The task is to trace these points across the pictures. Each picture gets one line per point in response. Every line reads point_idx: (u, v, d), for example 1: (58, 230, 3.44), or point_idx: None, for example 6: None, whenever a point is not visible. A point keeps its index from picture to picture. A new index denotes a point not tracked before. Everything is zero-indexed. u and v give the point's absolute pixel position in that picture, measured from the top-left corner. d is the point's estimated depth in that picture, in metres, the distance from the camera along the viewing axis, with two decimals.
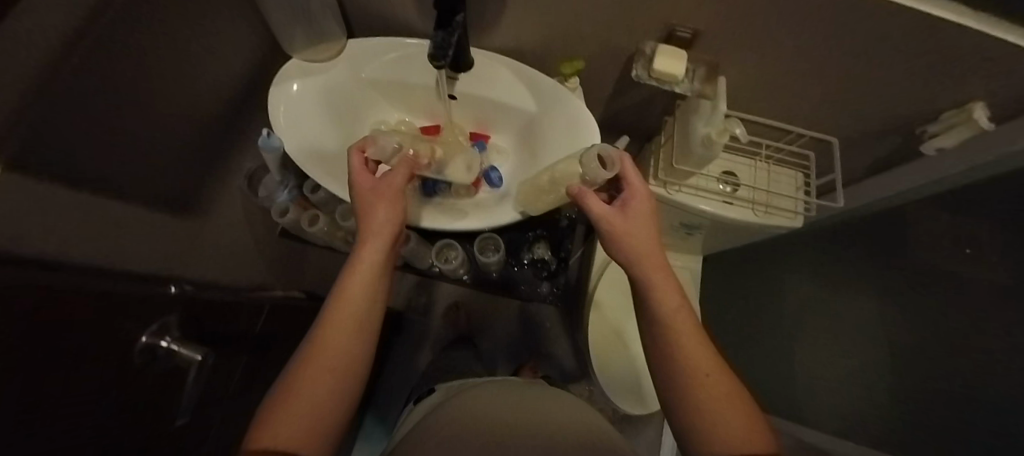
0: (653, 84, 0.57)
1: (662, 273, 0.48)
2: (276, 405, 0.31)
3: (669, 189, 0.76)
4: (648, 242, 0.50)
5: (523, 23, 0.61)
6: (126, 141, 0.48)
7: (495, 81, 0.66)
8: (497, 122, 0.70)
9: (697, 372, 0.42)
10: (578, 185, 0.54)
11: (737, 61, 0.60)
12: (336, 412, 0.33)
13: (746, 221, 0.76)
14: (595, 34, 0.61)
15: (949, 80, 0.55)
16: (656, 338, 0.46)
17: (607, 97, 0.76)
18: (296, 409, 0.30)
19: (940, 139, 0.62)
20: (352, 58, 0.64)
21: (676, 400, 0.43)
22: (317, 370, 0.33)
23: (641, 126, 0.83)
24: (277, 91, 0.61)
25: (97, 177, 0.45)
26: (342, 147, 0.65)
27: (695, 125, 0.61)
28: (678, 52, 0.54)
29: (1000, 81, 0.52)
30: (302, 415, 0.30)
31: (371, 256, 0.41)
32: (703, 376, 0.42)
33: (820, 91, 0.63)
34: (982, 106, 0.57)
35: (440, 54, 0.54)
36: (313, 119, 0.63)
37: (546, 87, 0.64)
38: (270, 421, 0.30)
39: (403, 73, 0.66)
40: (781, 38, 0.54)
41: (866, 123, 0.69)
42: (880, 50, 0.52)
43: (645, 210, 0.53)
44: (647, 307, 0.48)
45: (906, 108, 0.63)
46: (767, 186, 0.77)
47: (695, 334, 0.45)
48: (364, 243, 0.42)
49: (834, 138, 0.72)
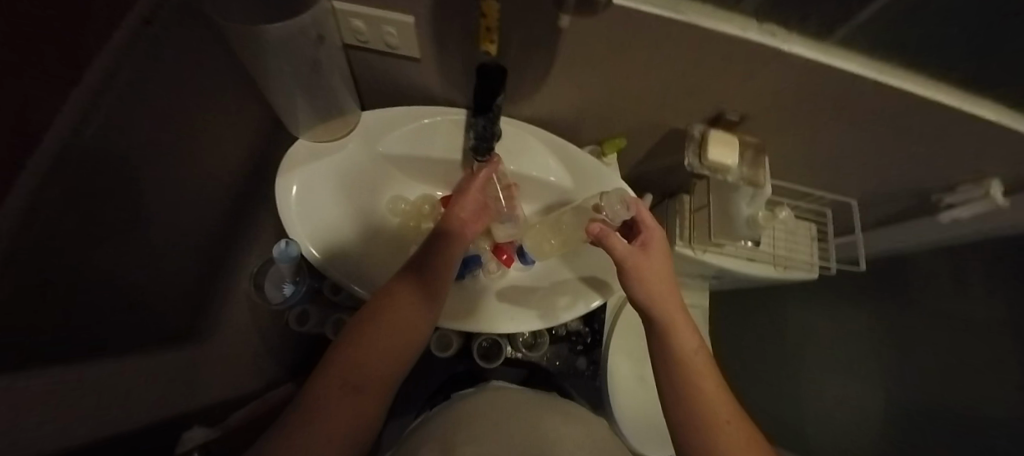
0: (705, 172, 0.57)
1: (679, 314, 0.48)
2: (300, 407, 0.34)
3: (696, 250, 0.72)
4: (662, 282, 0.48)
5: (566, 96, 0.57)
6: (129, 257, 0.40)
7: (529, 155, 0.60)
8: (529, 195, 0.64)
9: (717, 419, 0.40)
10: (599, 223, 0.49)
11: (775, 136, 0.61)
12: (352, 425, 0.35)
13: (768, 276, 0.75)
14: (636, 109, 0.59)
15: (968, 156, 0.58)
16: (672, 378, 0.44)
17: (636, 161, 0.74)
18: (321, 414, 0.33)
19: (958, 211, 0.66)
20: (371, 132, 0.57)
21: (698, 444, 0.39)
22: (337, 383, 0.35)
23: (665, 184, 0.82)
24: (282, 182, 0.51)
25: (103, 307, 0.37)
26: (361, 235, 0.56)
27: (737, 203, 0.60)
28: (730, 142, 0.56)
29: (1012, 157, 0.57)
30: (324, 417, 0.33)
31: (402, 294, 0.42)
32: (724, 422, 0.40)
33: (848, 162, 0.65)
34: (998, 183, 0.61)
35: (482, 146, 0.54)
36: (327, 207, 0.54)
37: (589, 164, 0.60)
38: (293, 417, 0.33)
39: (425, 146, 0.59)
40: (826, 119, 0.55)
41: (882, 189, 0.72)
42: (910, 129, 0.54)
43: (663, 253, 0.51)
44: (666, 349, 0.46)
45: (926, 177, 0.67)
46: (784, 240, 0.76)
47: (711, 376, 0.44)
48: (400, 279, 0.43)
49: (853, 199, 0.74)
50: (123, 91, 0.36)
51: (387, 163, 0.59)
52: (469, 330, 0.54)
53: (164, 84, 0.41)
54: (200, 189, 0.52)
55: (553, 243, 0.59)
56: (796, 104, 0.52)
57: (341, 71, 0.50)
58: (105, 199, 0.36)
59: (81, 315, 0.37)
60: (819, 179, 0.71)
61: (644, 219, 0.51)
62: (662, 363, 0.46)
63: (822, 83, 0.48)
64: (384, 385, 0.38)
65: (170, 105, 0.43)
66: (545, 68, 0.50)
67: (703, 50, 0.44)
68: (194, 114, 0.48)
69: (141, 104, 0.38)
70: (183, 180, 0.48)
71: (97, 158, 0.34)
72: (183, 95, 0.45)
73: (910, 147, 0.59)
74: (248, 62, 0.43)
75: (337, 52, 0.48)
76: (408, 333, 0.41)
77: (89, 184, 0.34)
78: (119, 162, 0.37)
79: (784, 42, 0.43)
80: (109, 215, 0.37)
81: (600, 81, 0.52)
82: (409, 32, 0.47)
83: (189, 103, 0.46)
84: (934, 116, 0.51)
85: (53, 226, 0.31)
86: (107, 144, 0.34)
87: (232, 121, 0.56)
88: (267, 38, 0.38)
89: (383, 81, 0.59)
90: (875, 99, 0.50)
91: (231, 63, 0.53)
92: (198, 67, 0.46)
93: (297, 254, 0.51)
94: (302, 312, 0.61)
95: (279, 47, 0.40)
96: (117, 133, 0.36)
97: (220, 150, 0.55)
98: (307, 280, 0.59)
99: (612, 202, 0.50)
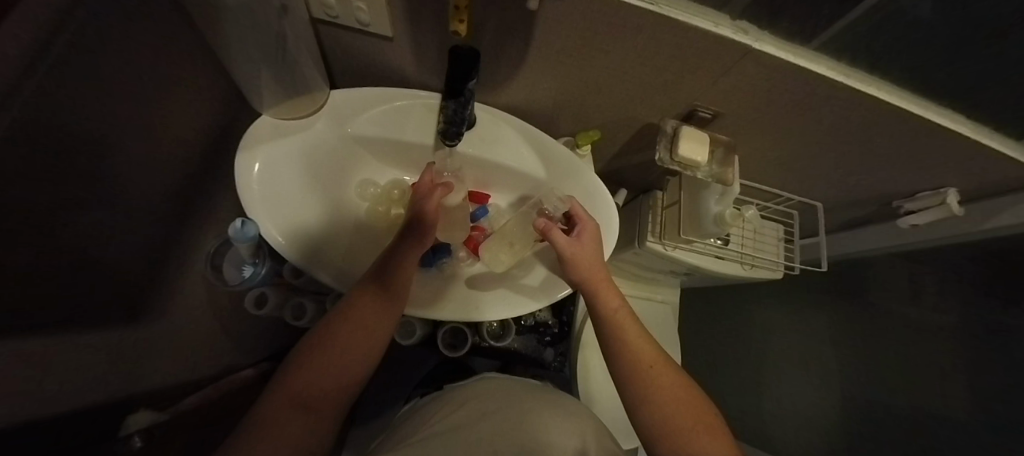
0: (676, 167, 0.58)
1: (605, 284, 0.52)
2: (250, 421, 0.36)
3: (666, 246, 0.74)
4: (594, 267, 0.52)
5: (539, 85, 0.56)
6: (59, 231, 0.38)
7: (503, 144, 0.59)
8: (502, 183, 0.63)
9: (641, 364, 0.47)
10: (543, 218, 0.52)
11: (745, 137, 0.62)
12: (306, 438, 0.37)
13: (734, 274, 0.77)
14: (612, 103, 0.59)
15: (925, 166, 0.61)
16: (607, 339, 0.50)
17: (612, 154, 0.75)
18: (268, 430, 0.35)
19: (917, 217, 0.69)
20: (338, 111, 0.54)
21: (630, 390, 0.46)
22: (283, 395, 0.37)
23: (640, 179, 0.84)
24: (243, 160, 0.48)
25: (29, 283, 0.35)
26: (327, 219, 0.54)
27: (706, 201, 0.62)
28: (701, 139, 0.57)
29: (966, 169, 0.59)
30: (273, 438, 0.35)
31: (360, 303, 0.42)
32: (646, 368, 0.47)
33: (813, 165, 0.67)
34: (953, 192, 0.64)
35: (452, 131, 0.54)
36: (290, 189, 0.51)
37: (561, 156, 0.59)
38: (242, 432, 0.36)
39: (396, 130, 0.57)
40: (794, 122, 0.56)
41: (845, 193, 0.74)
42: (872, 136, 0.56)
43: (596, 236, 0.54)
44: (600, 319, 0.51)
45: (891, 187, 0.69)
46: (752, 243, 0.78)
47: (639, 331, 0.50)
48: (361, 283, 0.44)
49: (817, 202, 0.77)
50: (61, 55, 0.33)
51: (357, 144, 0.58)
52: (443, 318, 0.53)
53: (103, 49, 0.37)
54: (152, 162, 0.50)
55: (510, 255, 0.57)
56: (767, 105, 0.53)
57: (306, 46, 0.48)
58: (46, 167, 0.34)
59: (26, 293, 0.35)
60: (785, 180, 0.74)
61: (579, 213, 0.54)
62: (597, 326, 0.52)
63: (795, 85, 0.48)
64: (339, 394, 0.40)
65: (110, 71, 0.39)
66: (519, 56, 0.49)
67: (680, 45, 0.44)
68: (143, 84, 0.45)
69: (81, 68, 0.35)
70: (129, 151, 0.45)
71: (36, 126, 0.32)
72: (127, 62, 0.41)
73: (870, 155, 0.61)
74: (205, 28, 0.39)
75: (304, 26, 0.45)
76: (362, 345, 0.41)
77: (28, 153, 0.32)
78: (57, 130, 0.34)
79: (755, 39, 0.42)
80: (50, 189, 0.35)
81: (578, 72, 0.52)
82: (380, 8, 0.44)
83: (133, 68, 0.43)
84: (899, 124, 0.53)
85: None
86: (41, 101, 0.32)
87: (186, 93, 0.53)
88: (225, 7, 0.34)
89: (355, 60, 0.58)
90: (842, 105, 0.51)
91: (186, 31, 0.49)
92: (146, 33, 0.43)
93: (255, 234, 0.51)
94: (261, 294, 0.61)
95: (241, 20, 0.37)
96: (52, 100, 0.33)
97: (172, 123, 0.52)
98: (268, 260, 0.60)
99: (551, 201, 0.54)
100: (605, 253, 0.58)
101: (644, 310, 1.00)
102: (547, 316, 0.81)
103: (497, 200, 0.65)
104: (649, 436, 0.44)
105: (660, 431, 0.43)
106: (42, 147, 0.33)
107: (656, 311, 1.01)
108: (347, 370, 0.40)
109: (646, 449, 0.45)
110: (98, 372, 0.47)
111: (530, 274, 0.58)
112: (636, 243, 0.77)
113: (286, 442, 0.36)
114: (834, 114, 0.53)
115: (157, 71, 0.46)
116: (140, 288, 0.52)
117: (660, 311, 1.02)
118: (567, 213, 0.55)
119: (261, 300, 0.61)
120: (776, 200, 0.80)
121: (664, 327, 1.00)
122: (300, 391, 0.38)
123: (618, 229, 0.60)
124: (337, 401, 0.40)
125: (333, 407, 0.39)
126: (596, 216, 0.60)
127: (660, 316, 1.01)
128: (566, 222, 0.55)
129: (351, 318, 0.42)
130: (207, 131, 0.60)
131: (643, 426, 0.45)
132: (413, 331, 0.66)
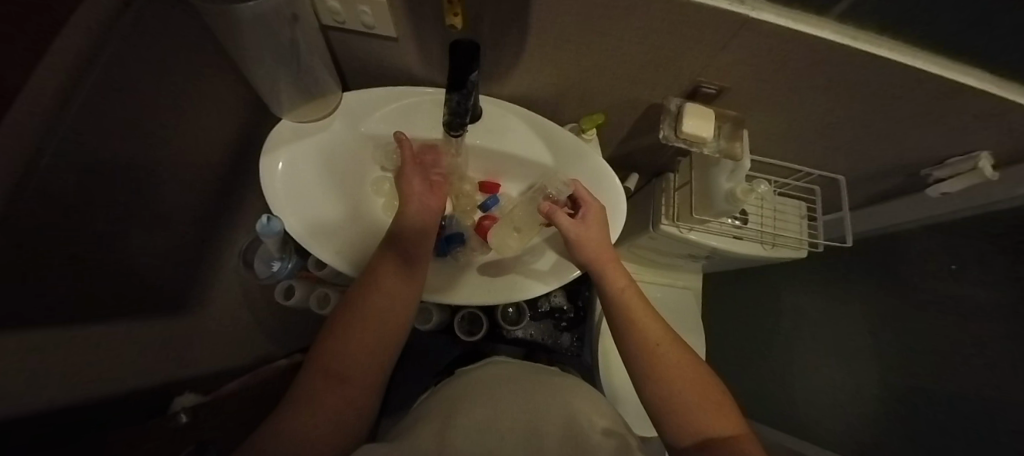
0: (681, 144, 0.58)
1: (611, 265, 0.53)
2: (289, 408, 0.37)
3: (682, 229, 0.73)
4: (600, 247, 0.53)
5: (541, 73, 0.57)
6: (100, 233, 0.42)
7: (509, 133, 0.60)
8: (512, 172, 0.64)
9: (648, 342, 0.47)
10: (547, 202, 0.53)
11: (755, 111, 0.61)
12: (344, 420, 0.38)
13: (755, 255, 0.75)
14: (615, 85, 0.59)
15: (952, 129, 0.58)
16: (616, 318, 0.51)
17: (621, 139, 0.76)
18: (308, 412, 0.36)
19: (947, 184, 0.67)
20: (349, 111, 0.57)
21: (638, 367, 0.47)
22: (319, 377, 0.39)
23: (651, 163, 0.84)
24: (268, 160, 0.52)
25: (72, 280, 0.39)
26: (345, 213, 0.57)
27: (716, 178, 0.62)
28: (706, 115, 0.56)
29: (1000, 130, 0.56)
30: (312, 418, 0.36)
31: (385, 291, 0.44)
32: (653, 346, 0.47)
33: (832, 137, 0.65)
34: (987, 156, 0.60)
35: (456, 122, 0.49)
36: (310, 187, 0.55)
37: (567, 142, 0.60)
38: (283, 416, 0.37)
39: (405, 126, 0.59)
40: (805, 92, 0.55)
41: (869, 165, 0.72)
42: (890, 101, 0.54)
43: (600, 218, 0.54)
44: (607, 298, 0.52)
45: (919, 155, 0.66)
46: (773, 222, 0.76)
47: (645, 310, 0.51)
48: (380, 271, 0.45)
49: (841, 175, 0.75)
50: (105, 72, 0.37)
51: (370, 142, 0.60)
52: (458, 303, 0.55)
53: (139, 64, 0.42)
54: (181, 168, 0.54)
55: (517, 241, 0.59)
56: (772, 77, 0.52)
57: (317, 51, 0.50)
58: (88, 177, 0.38)
59: (70, 285, 0.39)
60: (801, 154, 0.72)
61: (583, 195, 0.55)
62: (606, 307, 0.53)
63: (799, 53, 0.47)
64: (373, 376, 0.41)
65: (145, 84, 0.43)
66: (518, 46, 0.51)
67: (674, 21, 0.44)
68: (174, 97, 0.49)
69: (121, 82, 0.39)
70: (159, 157, 0.49)
71: (80, 141, 0.36)
72: (158, 76, 0.45)
73: (889, 121, 0.59)
74: (224, 40, 0.43)
75: (315, 34, 0.48)
76: (391, 327, 0.43)
77: (73, 164, 0.36)
78: (99, 140, 0.39)
79: (752, 8, 0.42)
80: (92, 194, 0.39)
81: (577, 56, 0.53)
82: (383, 11, 0.46)
83: (166, 84, 0.47)
84: (918, 87, 0.50)
85: (32, 202, 0.32)
86: (87, 116, 0.36)
87: (213, 103, 0.57)
88: (239, 18, 0.38)
89: (366, 64, 0.61)
90: (855, 70, 0.49)
91: (210, 47, 0.54)
92: (174, 47, 0.47)
93: (280, 229, 0.55)
94: (289, 287, 0.66)
95: (254, 29, 0.40)
96: (98, 110, 0.37)
97: (200, 130, 0.56)
98: (294, 255, 0.65)
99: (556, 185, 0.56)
100: (613, 236, 0.59)
101: (664, 295, 0.99)
102: (562, 302, 0.84)
103: (508, 189, 0.66)
104: (657, 413, 0.44)
105: (669, 409, 0.43)
106: (86, 159, 0.37)
107: (676, 297, 1.00)
108: (376, 356, 0.42)
109: (657, 429, 0.45)
110: (132, 363, 0.51)
111: (540, 259, 0.59)
112: (650, 227, 0.76)
113: (326, 423, 0.37)
114: (843, 82, 0.51)
115: (185, 85, 0.51)
116: (161, 285, 0.56)
117: (681, 296, 1.01)
118: (571, 196, 0.56)
119: (290, 292, 0.65)
120: (795, 176, 0.79)
121: (686, 313, 0.99)
122: (333, 368, 0.39)
123: (626, 212, 0.60)
124: (373, 382, 0.41)
125: (369, 388, 0.41)
126: (604, 199, 0.60)
127: (681, 301, 1.00)
128: (572, 205, 0.56)
129: (368, 303, 0.43)
130: (232, 137, 0.65)
131: (651, 404, 0.45)
132: (428, 318, 0.69)
